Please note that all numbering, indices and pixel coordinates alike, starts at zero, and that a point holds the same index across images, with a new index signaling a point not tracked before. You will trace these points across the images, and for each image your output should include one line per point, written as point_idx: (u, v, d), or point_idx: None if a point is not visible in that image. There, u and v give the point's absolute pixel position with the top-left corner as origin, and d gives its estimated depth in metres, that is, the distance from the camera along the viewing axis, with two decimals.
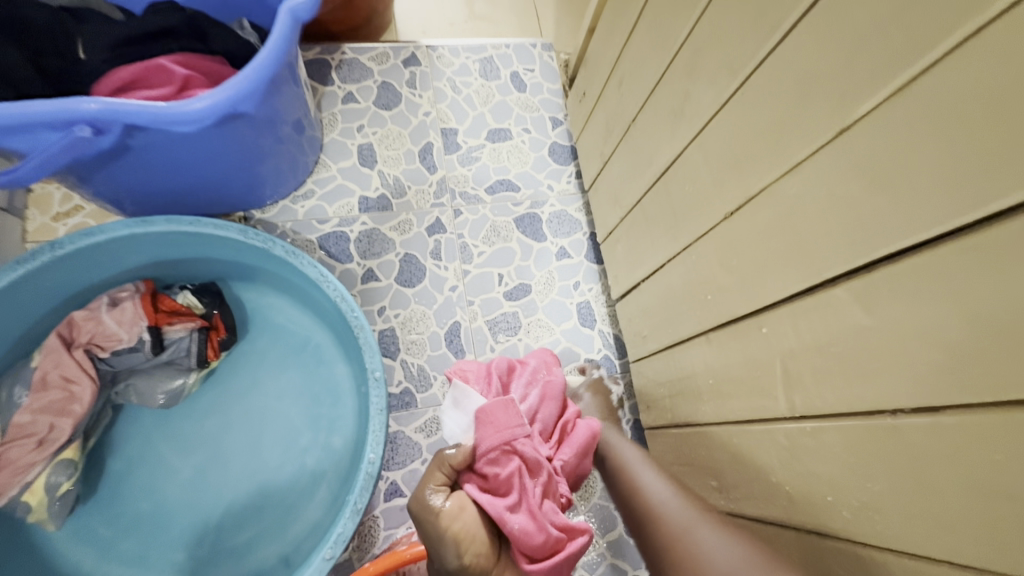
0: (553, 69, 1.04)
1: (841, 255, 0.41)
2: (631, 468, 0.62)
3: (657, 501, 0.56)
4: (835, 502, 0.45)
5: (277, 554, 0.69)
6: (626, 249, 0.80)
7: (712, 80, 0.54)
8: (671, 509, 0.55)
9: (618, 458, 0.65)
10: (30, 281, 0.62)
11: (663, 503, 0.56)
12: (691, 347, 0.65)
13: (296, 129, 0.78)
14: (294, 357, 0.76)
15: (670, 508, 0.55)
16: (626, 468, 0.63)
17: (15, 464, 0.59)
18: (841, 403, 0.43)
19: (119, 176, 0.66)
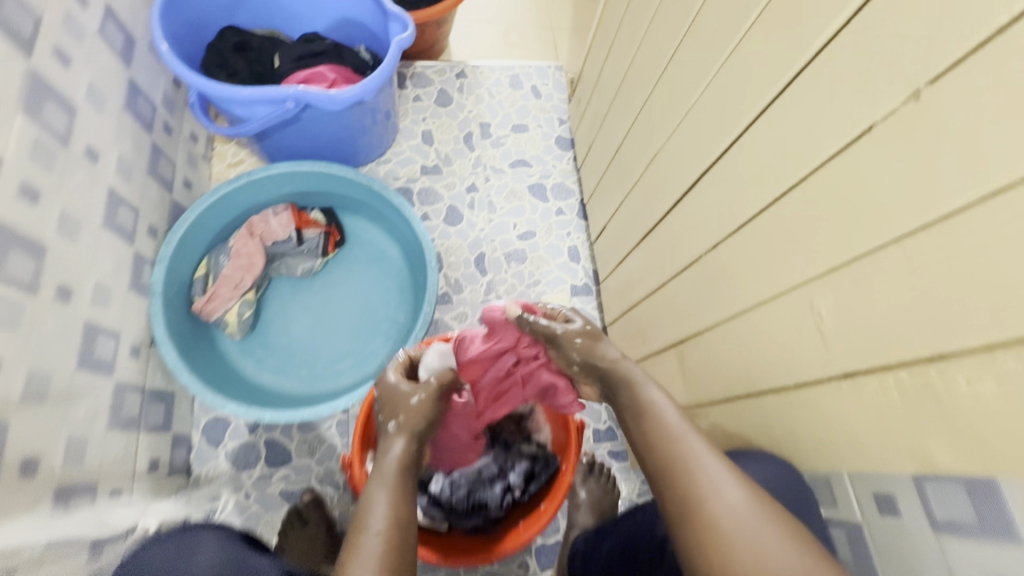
0: (562, 84, 1.44)
1: (687, 176, 0.79)
2: (663, 417, 0.59)
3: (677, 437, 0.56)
4: (688, 316, 0.82)
5: (360, 378, 1.08)
6: (600, 202, 1.18)
7: (641, 88, 0.93)
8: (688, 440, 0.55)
9: (640, 397, 0.63)
10: (234, 193, 1.05)
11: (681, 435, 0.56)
12: (632, 256, 1.02)
13: (386, 117, 1.19)
14: (376, 261, 1.16)
15: (682, 429, 0.57)
16: (650, 412, 0.61)
17: (222, 296, 1.01)
18: (689, 258, 0.81)
19: (282, 137, 1.08)
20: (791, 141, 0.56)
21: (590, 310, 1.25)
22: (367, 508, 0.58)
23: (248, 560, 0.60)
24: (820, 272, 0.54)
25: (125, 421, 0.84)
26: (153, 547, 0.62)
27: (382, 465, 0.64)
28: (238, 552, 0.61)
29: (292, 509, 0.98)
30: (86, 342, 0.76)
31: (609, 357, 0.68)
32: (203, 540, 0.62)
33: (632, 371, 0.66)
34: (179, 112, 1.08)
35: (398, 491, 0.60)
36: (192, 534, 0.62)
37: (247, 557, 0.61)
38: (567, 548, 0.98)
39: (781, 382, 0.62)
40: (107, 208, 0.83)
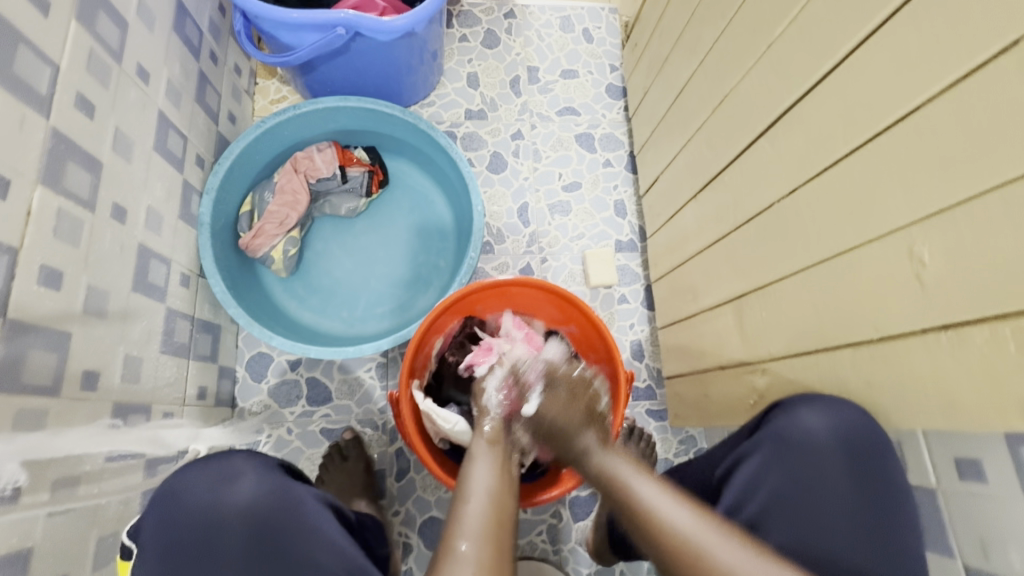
0: (616, 28, 1.36)
1: (765, 116, 0.73)
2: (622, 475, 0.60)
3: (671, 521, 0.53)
4: (751, 269, 0.77)
5: (400, 321, 1.07)
6: (654, 152, 1.12)
7: (713, 23, 0.85)
8: (685, 526, 0.53)
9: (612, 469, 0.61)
10: (278, 128, 1.02)
11: (676, 523, 0.53)
12: (687, 208, 0.97)
13: (433, 57, 1.14)
14: (419, 204, 1.14)
15: (648, 491, 0.57)
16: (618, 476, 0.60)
17: (267, 233, 1.00)
18: (757, 207, 0.76)
19: (328, 70, 1.04)
20: (929, 58, 0.50)
21: (634, 266, 1.21)
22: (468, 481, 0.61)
23: (289, 492, 0.62)
24: (940, 208, 0.49)
25: (177, 347, 0.85)
26: (194, 476, 0.62)
27: (473, 459, 0.65)
28: (281, 484, 0.63)
29: (333, 445, 1.01)
30: (140, 265, 0.76)
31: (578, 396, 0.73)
32: (241, 469, 0.63)
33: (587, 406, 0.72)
34: (224, 40, 1.05)
35: (497, 466, 0.64)
36: (232, 464, 0.63)
37: (291, 487, 0.63)
38: (605, 508, 0.96)
39: (863, 334, 0.59)
40: (158, 132, 0.82)
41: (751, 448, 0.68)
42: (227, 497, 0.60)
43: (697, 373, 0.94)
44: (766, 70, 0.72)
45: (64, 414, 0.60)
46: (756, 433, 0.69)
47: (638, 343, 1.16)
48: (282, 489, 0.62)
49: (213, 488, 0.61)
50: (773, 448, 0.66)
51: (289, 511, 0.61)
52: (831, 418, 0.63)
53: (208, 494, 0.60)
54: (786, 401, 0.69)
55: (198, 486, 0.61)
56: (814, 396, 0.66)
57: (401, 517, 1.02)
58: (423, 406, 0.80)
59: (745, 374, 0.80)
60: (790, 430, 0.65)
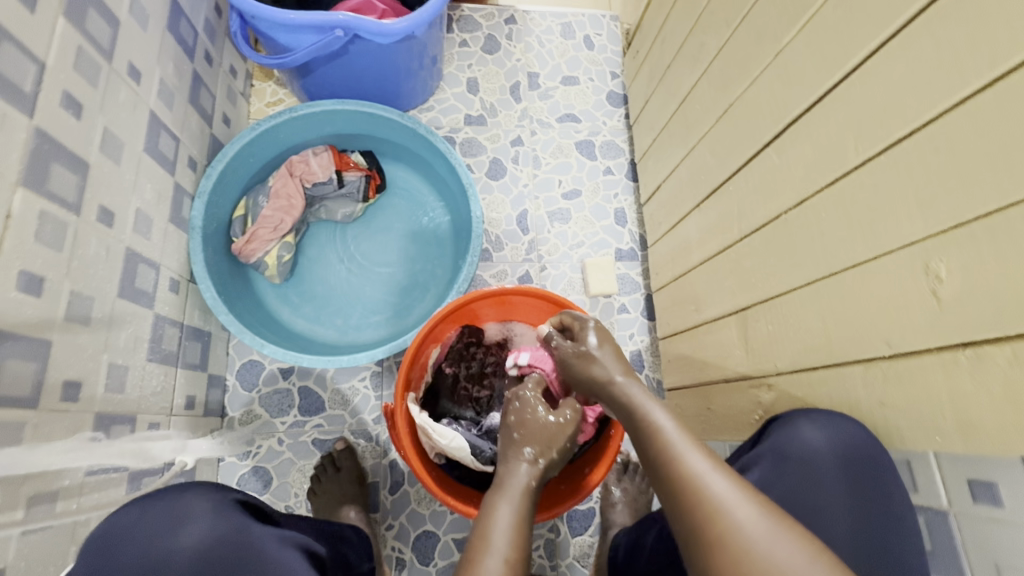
0: (617, 35, 1.35)
1: (771, 125, 0.72)
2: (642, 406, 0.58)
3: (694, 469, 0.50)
4: (755, 281, 0.76)
5: (396, 329, 1.05)
6: (655, 160, 1.10)
7: (718, 30, 0.84)
8: (708, 478, 0.49)
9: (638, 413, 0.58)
10: (273, 131, 1.00)
11: (700, 472, 0.49)
12: (690, 218, 0.95)
13: (432, 62, 1.12)
14: (416, 210, 1.12)
15: (698, 463, 0.50)
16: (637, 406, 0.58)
17: (262, 238, 0.98)
18: (762, 218, 0.74)
19: (326, 72, 1.02)
20: (944, 70, 0.48)
21: (634, 275, 1.19)
22: (487, 530, 0.54)
23: (246, 534, 0.54)
24: (957, 222, 0.47)
25: (164, 355, 0.82)
26: (136, 516, 0.53)
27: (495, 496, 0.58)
28: (238, 524, 0.55)
29: (325, 456, 0.98)
30: (127, 270, 0.73)
31: (606, 374, 0.62)
32: (190, 509, 0.54)
33: (631, 389, 0.60)
34: (219, 41, 1.03)
35: (521, 510, 0.57)
36: (179, 503, 0.55)
37: (250, 527, 0.56)
38: (605, 547, 0.94)
39: (874, 351, 0.57)
40: (149, 133, 0.79)
41: (751, 461, 0.66)
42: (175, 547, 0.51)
43: (700, 386, 0.92)
44: (773, 78, 0.71)
45: (42, 428, 0.58)
46: (758, 446, 0.67)
47: (639, 353, 1.15)
48: (239, 533, 0.54)
49: (158, 533, 0.52)
50: (774, 462, 0.64)
51: (248, 557, 0.53)
52: (830, 430, 0.62)
53: (148, 541, 0.51)
54: (786, 415, 0.68)
55: (136, 532, 0.52)
56: (814, 411, 0.65)
57: (394, 532, 0.99)
58: (418, 419, 0.78)
59: (748, 389, 0.78)
60: (791, 445, 0.63)
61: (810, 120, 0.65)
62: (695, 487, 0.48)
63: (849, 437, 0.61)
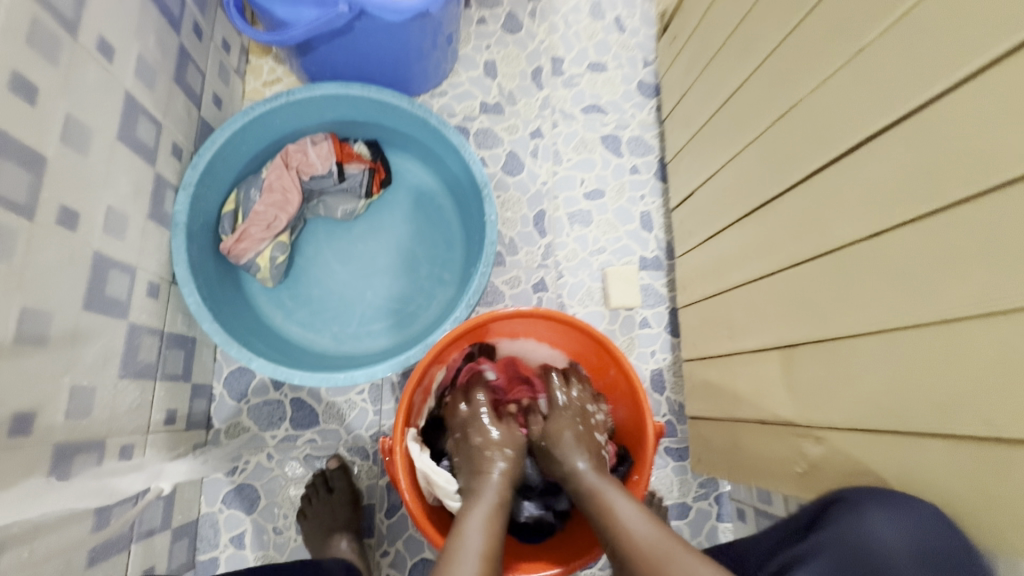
0: (651, 17, 1.22)
1: (841, 139, 0.62)
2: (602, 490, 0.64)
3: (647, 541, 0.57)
4: (808, 317, 0.67)
5: (400, 339, 0.97)
6: (690, 162, 1.00)
7: (780, 20, 0.73)
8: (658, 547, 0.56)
9: (596, 492, 0.64)
10: (268, 116, 0.89)
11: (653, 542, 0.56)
12: (729, 232, 0.86)
13: (447, 41, 1.01)
14: (423, 209, 1.02)
15: (669, 555, 0.55)
16: (600, 492, 0.63)
17: (253, 237, 0.88)
18: (820, 247, 0.65)
19: (328, 52, 0.92)
20: None
21: (658, 287, 1.10)
22: (456, 556, 0.57)
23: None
24: None
25: (141, 368, 0.74)
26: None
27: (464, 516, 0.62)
28: None
29: (318, 475, 0.92)
30: (97, 277, 0.65)
31: (565, 459, 0.69)
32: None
33: (591, 478, 0.66)
34: (210, 12, 0.92)
35: (489, 535, 0.60)
36: None
37: None
38: None
39: (966, 425, 0.48)
40: (124, 118, 0.70)
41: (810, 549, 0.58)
42: None
43: (732, 420, 0.83)
44: (851, 81, 0.60)
45: None
46: (819, 533, 0.58)
47: (659, 373, 1.06)
48: None
49: None
50: (834, 553, 0.55)
51: None
52: (914, 529, 0.50)
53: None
54: (850, 495, 0.58)
55: None
56: (887, 493, 0.54)
57: (390, 558, 0.92)
58: (418, 462, 0.71)
59: (793, 436, 0.70)
60: (852, 535, 0.54)
61: (896, 136, 0.54)
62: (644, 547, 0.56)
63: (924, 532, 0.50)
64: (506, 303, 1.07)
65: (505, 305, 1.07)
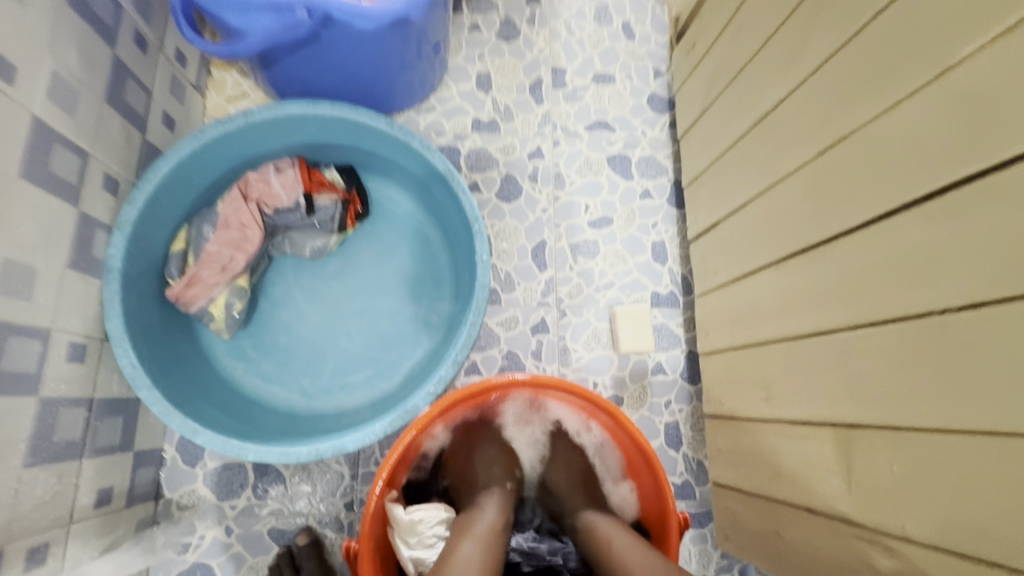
0: (663, 23, 1.09)
1: (919, 179, 0.49)
2: (596, 522, 0.64)
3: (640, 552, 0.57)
4: (872, 395, 0.54)
5: (379, 394, 0.84)
6: (712, 189, 0.88)
7: (830, 31, 0.61)
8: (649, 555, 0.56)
9: (594, 531, 0.63)
10: (223, 139, 0.77)
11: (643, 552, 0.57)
12: (762, 276, 0.73)
13: (433, 51, 0.88)
14: (407, 242, 0.89)
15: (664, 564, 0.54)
16: (594, 524, 0.64)
17: (205, 282, 0.76)
18: (889, 311, 0.52)
19: (295, 65, 0.80)
20: None
21: (673, 327, 0.97)
22: (451, 556, 0.55)
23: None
24: None
25: (59, 449, 0.61)
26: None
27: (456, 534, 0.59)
28: None
29: (283, 553, 0.79)
30: None
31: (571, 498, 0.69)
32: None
33: (586, 512, 0.67)
34: (158, 19, 0.80)
35: (485, 541, 0.57)
36: None
37: None
38: None
39: None
40: (31, 151, 0.57)
41: None
42: None
43: (767, 498, 0.71)
44: (934, 108, 0.48)
45: None
46: None
47: (675, 426, 0.93)
48: None
49: None
50: None
51: None
52: None
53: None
54: None
55: None
56: None
57: None
58: (402, 519, 0.63)
59: (851, 538, 0.57)
60: None
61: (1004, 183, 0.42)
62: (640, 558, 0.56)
63: None
64: (501, 347, 0.94)
65: (500, 349, 0.94)
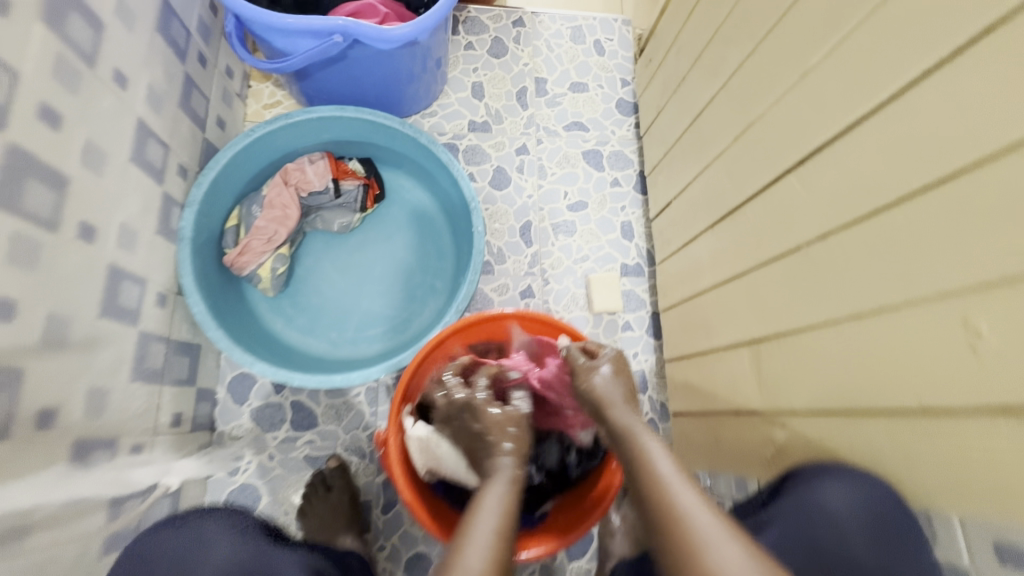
0: (629, 41, 1.30)
1: (790, 152, 0.68)
2: (633, 432, 0.60)
3: (686, 508, 0.50)
4: (769, 314, 0.73)
5: (394, 344, 1.02)
6: (666, 175, 1.07)
7: (737, 46, 0.80)
8: (698, 516, 0.49)
9: (636, 446, 0.59)
10: (268, 137, 0.95)
11: (692, 510, 0.50)
12: (701, 238, 0.92)
13: (436, 65, 1.08)
14: (415, 221, 1.08)
15: (713, 527, 0.48)
16: (630, 434, 0.60)
17: (255, 250, 0.94)
18: (777, 250, 0.71)
19: (325, 78, 0.99)
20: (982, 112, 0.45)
21: (639, 292, 1.16)
22: (472, 522, 0.53)
23: (269, 555, 0.59)
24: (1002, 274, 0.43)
25: (149, 373, 0.79)
26: (161, 535, 0.60)
27: (483, 492, 0.57)
28: (262, 547, 0.60)
29: (317, 474, 0.96)
30: (110, 287, 0.70)
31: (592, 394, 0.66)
32: (212, 534, 0.60)
33: (627, 419, 0.62)
34: (214, 41, 0.99)
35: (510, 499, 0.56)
36: (203, 533, 0.60)
37: (270, 553, 0.59)
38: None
39: (899, 401, 0.53)
40: (135, 140, 0.76)
41: (770, 517, 0.63)
42: (202, 561, 0.57)
43: (708, 414, 0.89)
44: (797, 101, 0.67)
45: (15, 459, 0.55)
46: (777, 504, 0.64)
47: (642, 374, 1.11)
48: (261, 555, 0.59)
49: (186, 552, 0.57)
50: (794, 519, 0.61)
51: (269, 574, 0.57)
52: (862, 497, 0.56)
53: (177, 556, 0.57)
54: (804, 470, 0.64)
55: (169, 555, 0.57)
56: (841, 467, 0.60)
57: (387, 552, 0.97)
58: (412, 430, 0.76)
59: (760, 426, 0.75)
60: (813, 504, 0.60)
61: (835, 148, 0.61)
62: (685, 518, 0.49)
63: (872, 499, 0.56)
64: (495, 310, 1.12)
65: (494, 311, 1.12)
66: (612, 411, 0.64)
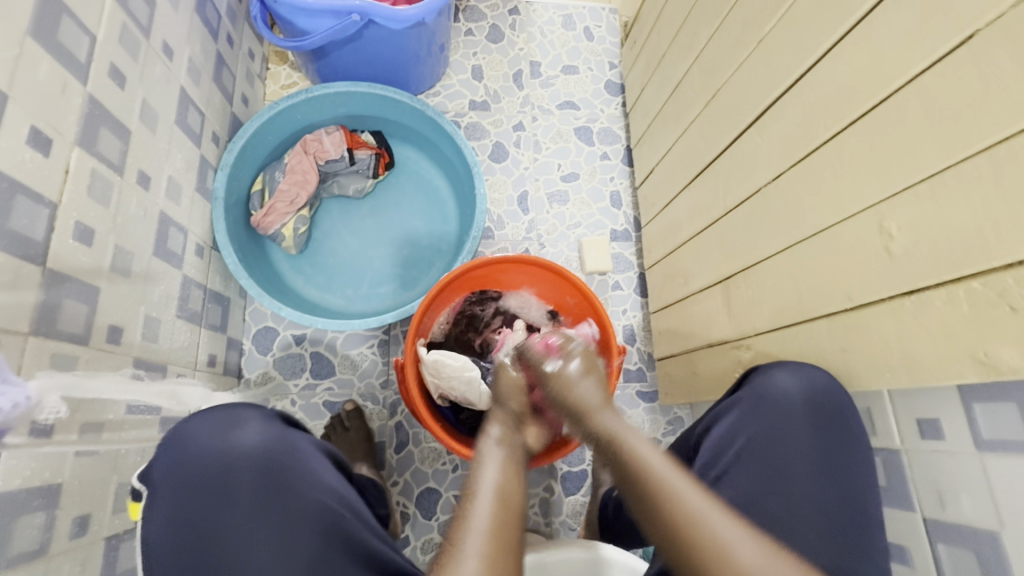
0: (616, 27, 1.41)
1: (750, 109, 0.79)
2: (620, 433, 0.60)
3: (690, 505, 0.51)
4: (736, 251, 0.83)
5: (403, 299, 1.12)
6: (649, 145, 1.18)
7: (707, 23, 0.91)
8: (701, 511, 0.50)
9: (619, 443, 0.59)
10: (290, 110, 1.05)
11: (699, 509, 0.50)
12: (680, 197, 1.03)
13: (440, 49, 1.19)
14: (422, 189, 1.18)
15: (711, 515, 0.50)
16: (615, 435, 0.60)
17: (278, 211, 1.04)
18: (741, 195, 0.82)
19: (340, 57, 1.09)
20: (891, 55, 0.56)
21: (628, 255, 1.26)
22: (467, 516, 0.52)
23: (295, 444, 0.68)
24: (907, 184, 0.54)
25: (190, 314, 0.88)
26: (197, 422, 0.68)
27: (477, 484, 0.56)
28: (283, 432, 0.69)
29: (335, 416, 1.05)
30: (160, 232, 0.80)
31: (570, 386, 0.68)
32: (243, 420, 0.68)
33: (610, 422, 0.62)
34: (239, 25, 1.09)
35: (508, 493, 0.55)
36: (235, 415, 0.69)
37: (293, 437, 0.69)
38: (595, 503, 1.01)
39: (837, 304, 0.64)
40: (179, 106, 0.86)
41: (730, 404, 0.72)
42: (234, 442, 0.66)
43: (687, 351, 0.99)
44: (755, 64, 0.78)
45: (93, 363, 0.64)
46: (736, 393, 0.73)
47: (630, 328, 1.22)
48: (284, 440, 0.68)
49: (219, 433, 0.66)
50: (752, 403, 0.70)
51: (293, 461, 0.66)
52: (804, 381, 0.68)
53: (212, 441, 0.65)
54: (761, 367, 0.74)
55: (206, 431, 0.66)
56: (790, 363, 0.71)
57: (399, 487, 1.06)
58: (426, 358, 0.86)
59: (731, 352, 0.86)
60: (767, 389, 0.70)
61: (784, 100, 0.72)
62: (682, 510, 0.50)
63: (814, 384, 0.67)
64: None
65: None
66: (595, 416, 0.64)
